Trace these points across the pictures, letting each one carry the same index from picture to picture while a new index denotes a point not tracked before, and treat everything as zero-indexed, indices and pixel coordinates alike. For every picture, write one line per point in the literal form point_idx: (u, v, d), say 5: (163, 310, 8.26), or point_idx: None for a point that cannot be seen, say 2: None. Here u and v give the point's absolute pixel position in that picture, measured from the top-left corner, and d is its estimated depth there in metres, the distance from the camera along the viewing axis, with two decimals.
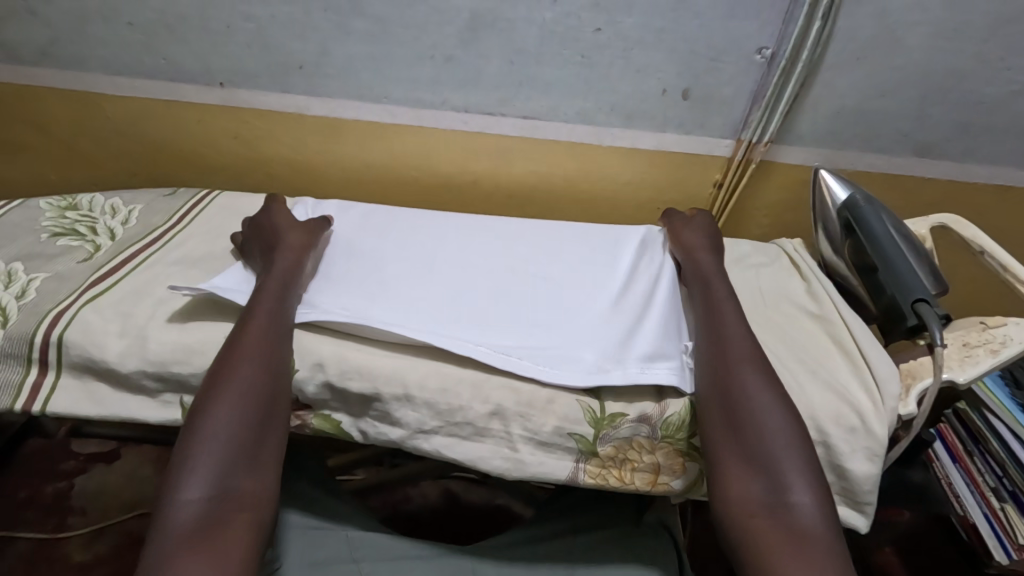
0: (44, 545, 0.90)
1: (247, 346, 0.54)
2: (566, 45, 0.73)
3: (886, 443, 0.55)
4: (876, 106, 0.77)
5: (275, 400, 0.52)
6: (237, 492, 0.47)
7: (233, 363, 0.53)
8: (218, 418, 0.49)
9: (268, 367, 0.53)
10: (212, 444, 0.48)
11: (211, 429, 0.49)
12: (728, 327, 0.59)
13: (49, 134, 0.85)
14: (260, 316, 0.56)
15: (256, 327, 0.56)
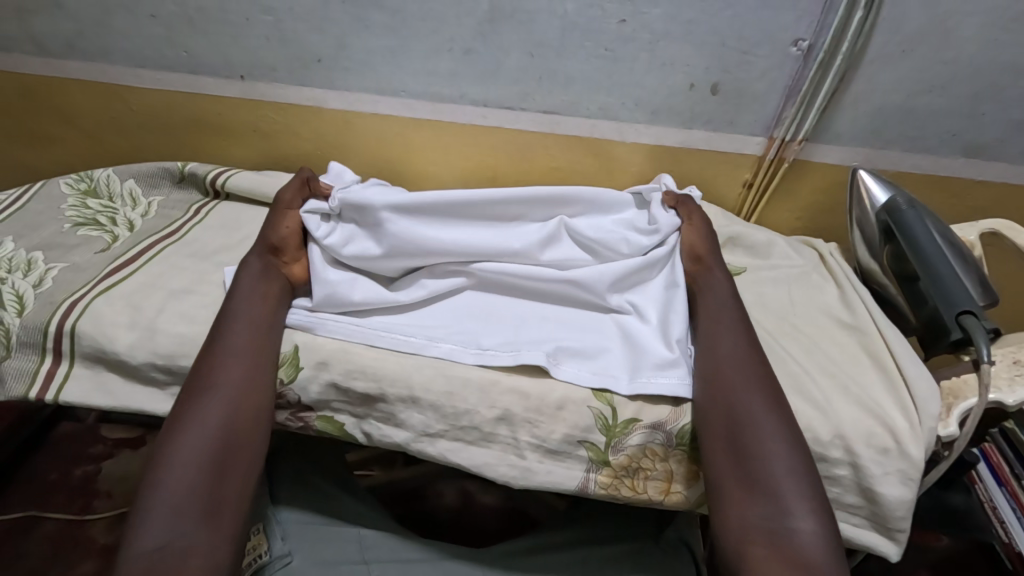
0: (70, 526, 0.91)
1: (219, 372, 0.52)
2: (589, 37, 0.70)
3: (923, 467, 0.51)
4: (921, 102, 0.72)
5: (239, 434, 0.50)
6: (192, 538, 0.45)
7: (202, 395, 0.51)
8: (180, 457, 0.48)
9: (240, 399, 0.51)
10: (170, 486, 0.46)
11: (172, 467, 0.47)
12: (728, 365, 0.54)
13: (77, 125, 0.87)
14: (231, 341, 0.54)
15: (227, 353, 0.53)
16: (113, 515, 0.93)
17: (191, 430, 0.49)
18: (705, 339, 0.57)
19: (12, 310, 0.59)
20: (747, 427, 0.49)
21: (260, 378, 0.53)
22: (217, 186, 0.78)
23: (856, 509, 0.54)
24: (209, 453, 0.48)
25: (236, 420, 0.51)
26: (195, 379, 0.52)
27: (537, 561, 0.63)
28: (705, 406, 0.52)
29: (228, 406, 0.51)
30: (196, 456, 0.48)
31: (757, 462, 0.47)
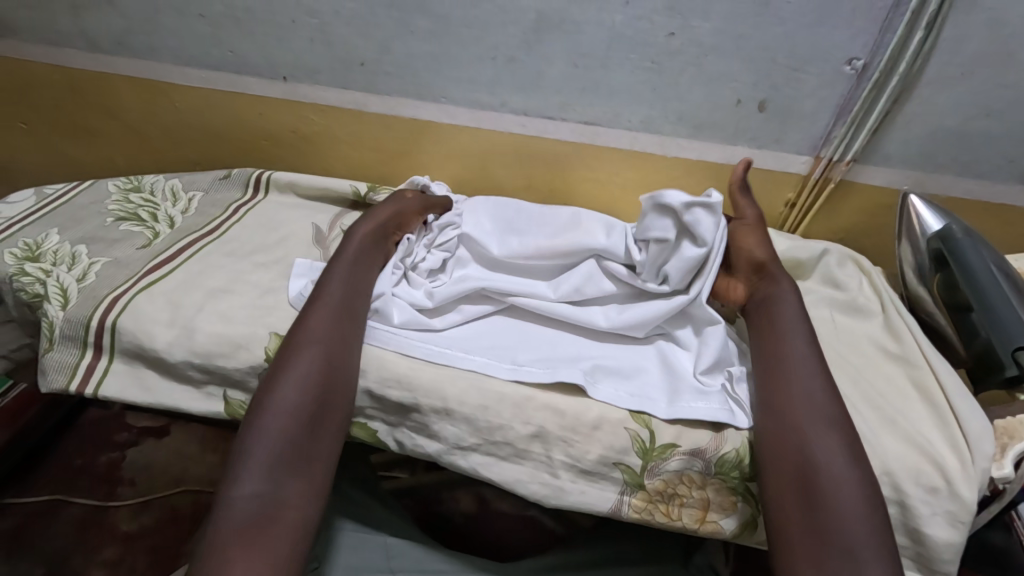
0: (94, 512, 0.93)
1: (317, 332, 0.53)
2: (636, 49, 0.69)
3: (974, 509, 0.49)
4: (978, 126, 0.70)
5: (334, 396, 0.51)
6: (286, 488, 0.45)
7: (303, 346, 0.52)
8: (281, 405, 0.49)
9: (335, 352, 0.53)
10: (270, 429, 0.47)
11: (271, 412, 0.48)
12: (805, 404, 0.50)
13: (122, 120, 0.88)
14: (333, 301, 0.56)
15: (321, 315, 0.54)
16: (137, 503, 0.94)
17: (290, 377, 0.50)
18: (771, 363, 0.54)
19: (57, 303, 0.60)
20: (820, 473, 0.47)
21: (357, 337, 0.55)
22: (260, 180, 0.80)
23: (901, 549, 0.52)
24: (310, 407, 0.49)
25: (333, 371, 0.52)
26: (294, 335, 0.53)
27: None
28: (772, 436, 0.50)
29: (327, 356, 0.52)
30: (294, 404, 0.49)
31: (838, 513, 0.45)
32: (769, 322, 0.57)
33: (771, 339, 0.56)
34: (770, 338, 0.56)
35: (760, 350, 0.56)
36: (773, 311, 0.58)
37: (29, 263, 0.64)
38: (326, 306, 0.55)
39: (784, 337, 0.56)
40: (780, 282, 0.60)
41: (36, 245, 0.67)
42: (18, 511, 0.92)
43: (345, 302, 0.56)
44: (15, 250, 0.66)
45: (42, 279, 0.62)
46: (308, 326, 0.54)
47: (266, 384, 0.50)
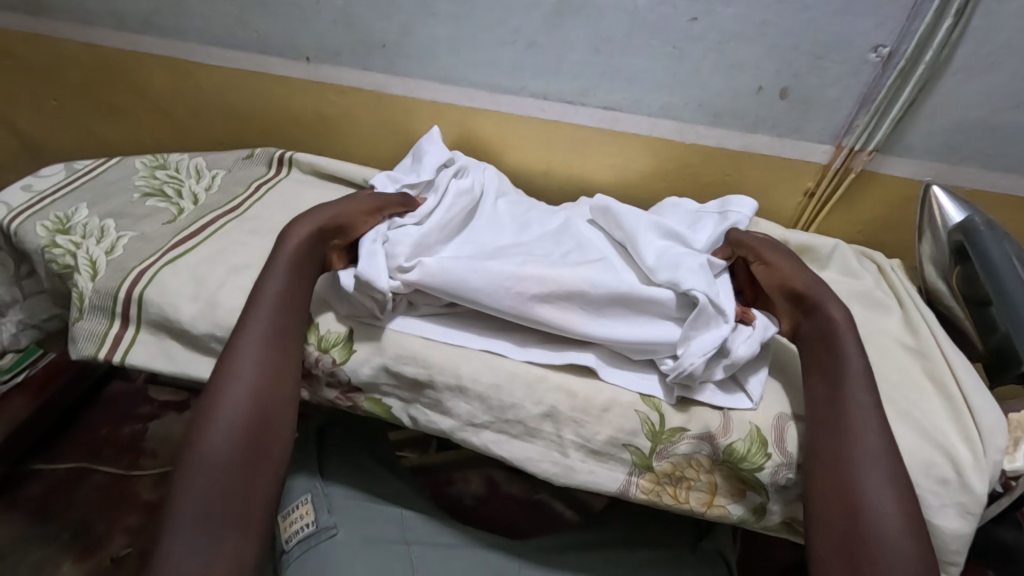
0: (121, 478, 1.14)
1: (242, 363, 0.50)
2: (657, 34, 0.69)
3: (984, 502, 0.49)
4: (1007, 118, 0.68)
5: (267, 430, 0.48)
6: (219, 545, 0.42)
7: (232, 386, 0.49)
8: (212, 447, 0.46)
9: (269, 394, 0.50)
10: (199, 486, 0.44)
11: (202, 458, 0.45)
12: (852, 433, 0.47)
13: (149, 100, 0.90)
14: (264, 328, 0.53)
15: (248, 341, 0.52)
16: (156, 473, 1.16)
17: (217, 426, 0.47)
18: (822, 398, 0.50)
19: (86, 275, 0.62)
20: (859, 506, 0.44)
21: (290, 365, 0.53)
22: (283, 159, 0.82)
23: None
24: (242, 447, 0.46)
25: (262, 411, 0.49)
26: (220, 367, 0.50)
27: (582, 563, 0.64)
28: (829, 488, 0.46)
29: (256, 397, 0.49)
30: (223, 455, 0.46)
31: (886, 548, 0.42)
32: (826, 361, 0.52)
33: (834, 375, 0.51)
34: (819, 368, 0.52)
35: (813, 393, 0.51)
36: (828, 347, 0.52)
37: (60, 235, 0.66)
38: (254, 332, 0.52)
39: (836, 362, 0.51)
40: (828, 305, 0.55)
41: (66, 218, 0.69)
42: (54, 475, 1.13)
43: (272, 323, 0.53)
44: (46, 222, 0.68)
45: (73, 251, 0.64)
46: (234, 357, 0.51)
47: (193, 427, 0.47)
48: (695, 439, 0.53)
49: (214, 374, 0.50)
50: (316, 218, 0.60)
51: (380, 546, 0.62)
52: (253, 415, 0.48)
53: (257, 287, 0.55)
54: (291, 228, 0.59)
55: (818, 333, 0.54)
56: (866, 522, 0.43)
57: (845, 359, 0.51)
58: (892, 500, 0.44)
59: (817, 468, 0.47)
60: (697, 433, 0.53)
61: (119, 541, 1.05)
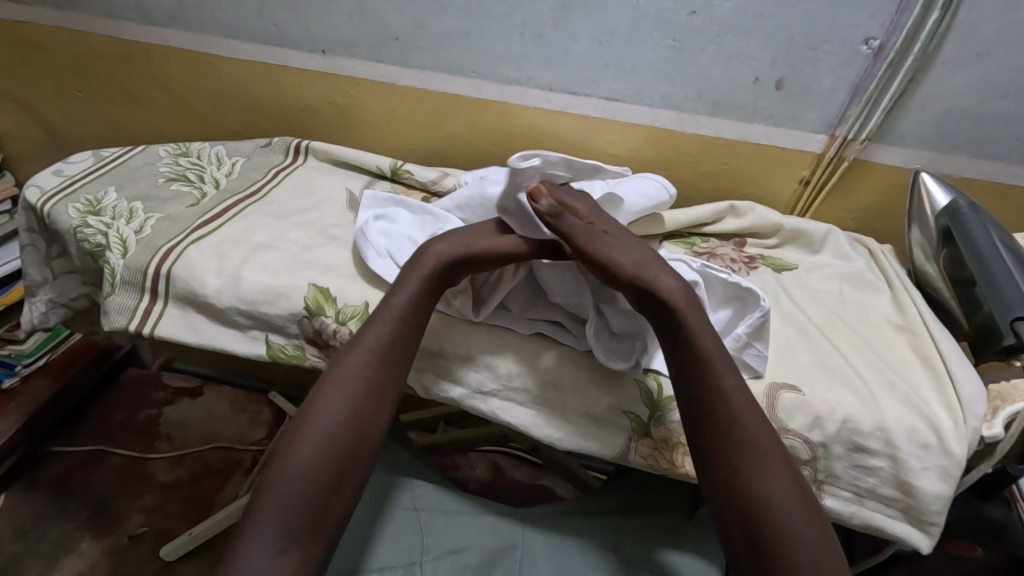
0: (138, 459, 1.18)
1: (348, 378, 0.52)
2: (658, 27, 0.72)
3: (963, 464, 0.52)
4: (994, 108, 0.71)
5: (358, 447, 0.50)
6: (296, 550, 0.46)
7: (332, 398, 0.51)
8: (306, 456, 0.48)
9: (365, 412, 0.51)
10: (286, 489, 0.47)
11: (296, 464, 0.48)
12: (729, 432, 0.49)
13: (171, 91, 0.94)
14: (375, 345, 0.53)
15: (356, 352, 0.53)
16: (171, 456, 1.20)
17: (310, 437, 0.49)
18: (693, 396, 0.50)
19: (118, 252, 0.66)
20: (755, 504, 0.46)
21: (392, 385, 0.53)
22: (299, 147, 0.86)
23: (892, 501, 0.55)
24: (332, 461, 0.49)
25: (355, 431, 0.50)
26: (330, 376, 0.52)
27: (585, 529, 0.67)
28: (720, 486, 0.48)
29: (353, 414, 0.51)
30: (309, 467, 0.48)
31: (783, 540, 0.45)
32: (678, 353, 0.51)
33: (693, 365, 0.51)
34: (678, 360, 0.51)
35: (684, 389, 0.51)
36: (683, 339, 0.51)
37: (91, 216, 0.70)
38: (365, 345, 0.53)
39: (698, 352, 0.51)
40: (661, 278, 0.52)
41: (96, 201, 0.72)
42: (73, 457, 1.17)
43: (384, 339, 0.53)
44: (78, 204, 0.71)
45: (104, 230, 0.68)
46: (342, 368, 0.52)
47: (294, 429, 0.50)
48: None
49: (320, 380, 0.52)
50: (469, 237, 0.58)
51: (393, 511, 0.66)
52: (347, 431, 0.50)
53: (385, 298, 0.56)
54: (435, 240, 0.58)
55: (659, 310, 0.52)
56: (762, 520, 0.46)
57: (697, 344, 0.51)
58: (788, 493, 0.47)
59: (709, 468, 0.49)
60: None
61: (135, 519, 1.09)
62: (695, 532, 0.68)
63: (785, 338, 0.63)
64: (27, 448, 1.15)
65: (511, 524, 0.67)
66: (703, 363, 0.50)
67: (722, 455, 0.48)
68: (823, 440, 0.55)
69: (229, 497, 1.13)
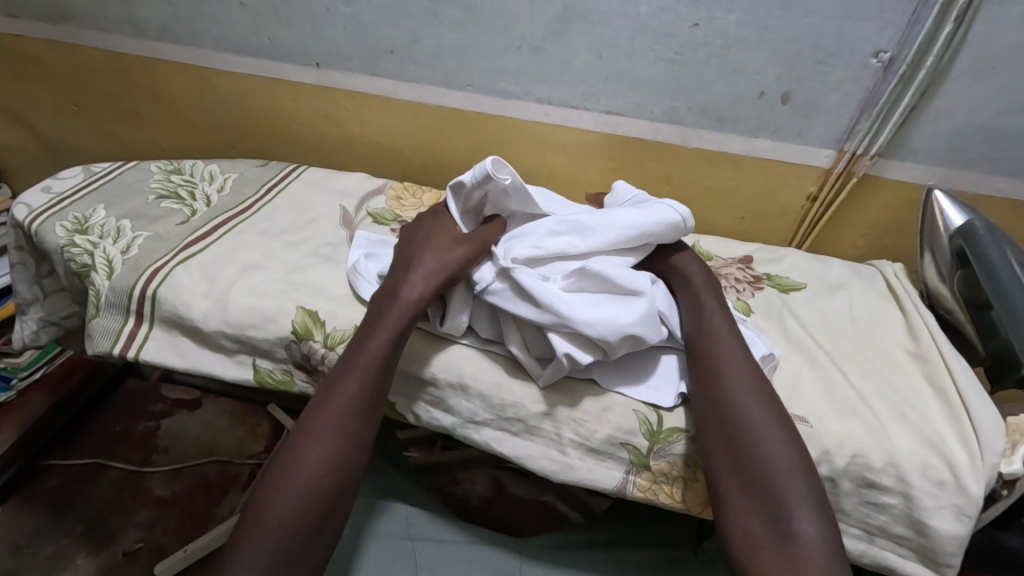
0: (133, 474, 1.17)
1: (328, 419, 0.49)
2: (660, 40, 0.70)
3: (981, 504, 0.49)
4: (1010, 123, 0.69)
5: (338, 493, 0.47)
6: None
7: (312, 440, 0.48)
8: (284, 503, 0.45)
9: (347, 454, 0.49)
10: (263, 540, 0.44)
11: (275, 511, 0.45)
12: (779, 478, 0.46)
13: (166, 105, 0.92)
14: (357, 383, 0.51)
15: (336, 385, 0.51)
16: (168, 470, 1.18)
17: (293, 486, 0.46)
18: (705, 392, 0.52)
19: (103, 272, 0.64)
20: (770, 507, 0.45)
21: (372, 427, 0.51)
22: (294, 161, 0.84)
23: (904, 540, 0.52)
24: (312, 509, 0.46)
25: (339, 475, 0.48)
26: (309, 415, 0.50)
27: (584, 563, 0.64)
28: (730, 485, 0.47)
29: (334, 457, 0.48)
30: (292, 514, 0.45)
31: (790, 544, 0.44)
32: (708, 355, 0.53)
33: (710, 366, 0.53)
34: (707, 386, 0.52)
35: (699, 387, 0.52)
36: (708, 342, 0.54)
37: (78, 235, 0.68)
38: (342, 382, 0.51)
39: (729, 387, 0.51)
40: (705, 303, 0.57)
41: (84, 219, 0.71)
42: (69, 471, 1.16)
43: (365, 376, 0.51)
44: (66, 223, 0.70)
45: (90, 250, 0.66)
46: (323, 407, 0.50)
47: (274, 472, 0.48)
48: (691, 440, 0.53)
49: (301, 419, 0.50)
50: (443, 250, 0.58)
51: (383, 540, 0.64)
52: (327, 475, 0.47)
53: (361, 333, 0.54)
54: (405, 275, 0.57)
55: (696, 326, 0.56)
56: (777, 525, 0.45)
57: (721, 351, 0.53)
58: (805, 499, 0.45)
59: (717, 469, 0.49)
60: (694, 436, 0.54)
61: (131, 535, 1.07)
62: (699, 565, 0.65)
63: (792, 364, 0.60)
64: (23, 461, 1.14)
65: (506, 555, 0.64)
66: (720, 363, 0.52)
67: (734, 454, 0.48)
68: (831, 476, 0.52)
69: (225, 514, 1.11)
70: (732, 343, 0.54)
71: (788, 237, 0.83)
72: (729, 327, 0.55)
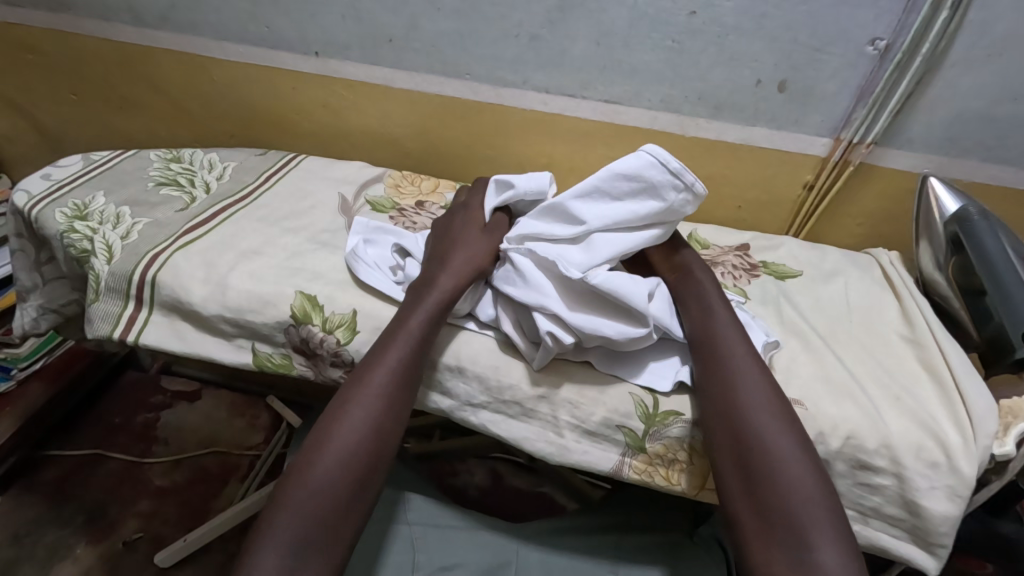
0: (133, 465, 1.17)
1: (362, 396, 0.50)
2: (657, 28, 0.70)
3: (973, 485, 0.50)
4: (1005, 111, 0.69)
5: (370, 469, 0.48)
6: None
7: (347, 416, 0.49)
8: (317, 478, 0.46)
9: (379, 432, 0.49)
10: (296, 511, 0.45)
11: (309, 485, 0.46)
12: (793, 489, 0.45)
13: (166, 95, 0.93)
14: (392, 362, 0.52)
15: (372, 362, 0.52)
16: (167, 460, 1.19)
17: (326, 461, 0.47)
18: (716, 395, 0.51)
19: (103, 258, 0.65)
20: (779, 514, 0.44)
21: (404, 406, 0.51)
22: None
23: (897, 521, 0.53)
24: (343, 485, 0.46)
25: (372, 452, 0.48)
26: (344, 392, 0.51)
27: (581, 547, 0.65)
28: (741, 492, 0.46)
29: (367, 434, 0.49)
30: (323, 490, 0.46)
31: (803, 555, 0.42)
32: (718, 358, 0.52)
33: (721, 369, 0.52)
34: (714, 385, 0.51)
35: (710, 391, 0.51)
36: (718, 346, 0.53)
37: (78, 221, 0.68)
38: (376, 361, 0.52)
39: (741, 391, 0.50)
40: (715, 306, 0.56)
41: (83, 206, 0.71)
42: (69, 461, 1.16)
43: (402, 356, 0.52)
44: (65, 209, 0.70)
45: (90, 236, 0.67)
46: (356, 383, 0.51)
47: (308, 447, 0.48)
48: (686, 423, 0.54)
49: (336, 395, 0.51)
50: (477, 250, 0.59)
51: (381, 524, 0.64)
52: (360, 450, 0.48)
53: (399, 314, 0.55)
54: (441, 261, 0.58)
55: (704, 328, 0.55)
56: (787, 533, 0.43)
57: (735, 354, 0.52)
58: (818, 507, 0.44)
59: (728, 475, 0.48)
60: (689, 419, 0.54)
61: (130, 525, 1.07)
62: (696, 550, 0.66)
63: (788, 349, 0.61)
64: (23, 452, 1.14)
65: (503, 539, 0.65)
66: (734, 365, 0.51)
67: (744, 460, 0.47)
68: (825, 457, 0.53)
69: (224, 504, 1.12)
70: (742, 344, 0.53)
71: (785, 227, 0.84)
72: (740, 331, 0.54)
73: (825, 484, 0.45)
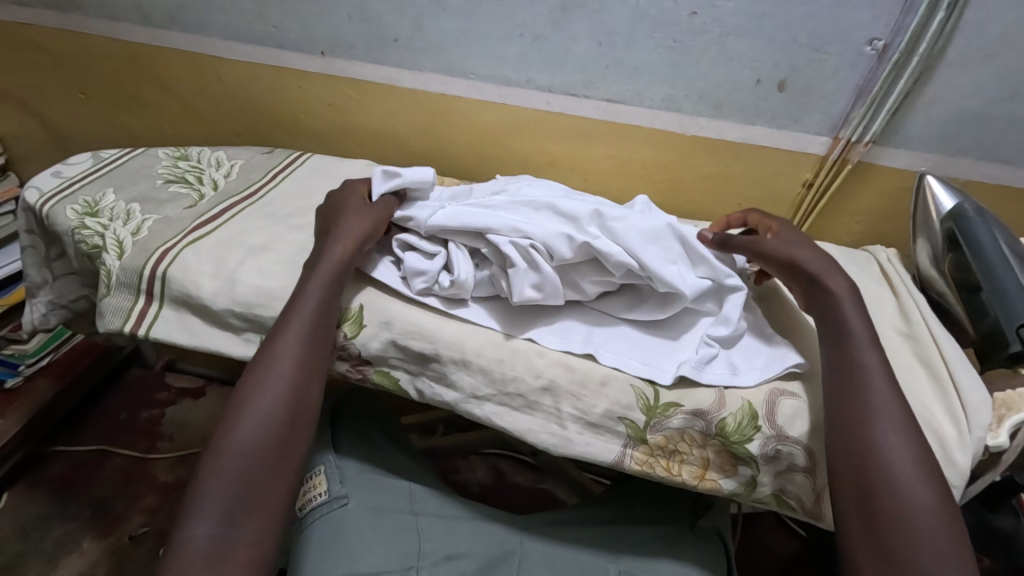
0: (139, 460, 1.18)
1: (279, 356, 0.52)
2: (659, 29, 0.72)
3: (968, 475, 0.51)
4: (1002, 110, 0.70)
5: (299, 425, 0.51)
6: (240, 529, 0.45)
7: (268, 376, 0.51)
8: (244, 432, 0.48)
9: (301, 389, 0.52)
10: (229, 470, 0.47)
11: (239, 444, 0.48)
12: (907, 508, 0.44)
13: (173, 94, 0.94)
14: (303, 322, 0.54)
15: (283, 324, 0.54)
16: (173, 456, 1.20)
17: (254, 419, 0.49)
18: (840, 406, 0.50)
19: (114, 253, 0.66)
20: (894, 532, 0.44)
21: (323, 366, 0.54)
22: None
23: None
24: (274, 439, 0.49)
25: (298, 409, 0.51)
26: (260, 356, 0.53)
27: (583, 539, 0.66)
28: (853, 506, 0.46)
29: (291, 392, 0.51)
30: (254, 446, 0.48)
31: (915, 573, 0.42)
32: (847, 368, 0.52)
33: (845, 380, 0.51)
34: (842, 400, 0.50)
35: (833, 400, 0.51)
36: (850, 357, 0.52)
37: (88, 217, 0.70)
38: (287, 322, 0.54)
39: (865, 403, 0.49)
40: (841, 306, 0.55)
41: (94, 203, 0.72)
42: (75, 456, 1.18)
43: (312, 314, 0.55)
44: (76, 206, 0.71)
45: (101, 232, 0.68)
46: (271, 346, 0.53)
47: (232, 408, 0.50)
48: (688, 415, 0.55)
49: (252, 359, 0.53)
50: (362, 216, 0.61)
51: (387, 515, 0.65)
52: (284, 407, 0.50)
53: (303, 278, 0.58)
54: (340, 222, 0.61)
55: (834, 329, 0.55)
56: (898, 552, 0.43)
57: (862, 365, 0.51)
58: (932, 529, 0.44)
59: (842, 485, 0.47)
60: (689, 411, 0.55)
61: (136, 520, 1.08)
62: (697, 542, 0.67)
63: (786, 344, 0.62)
64: (29, 447, 1.15)
65: (507, 530, 0.66)
66: (862, 377, 0.51)
67: (862, 473, 0.47)
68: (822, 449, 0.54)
69: None
70: (876, 357, 0.52)
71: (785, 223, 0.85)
72: (872, 345, 0.53)
73: (945, 506, 0.45)
